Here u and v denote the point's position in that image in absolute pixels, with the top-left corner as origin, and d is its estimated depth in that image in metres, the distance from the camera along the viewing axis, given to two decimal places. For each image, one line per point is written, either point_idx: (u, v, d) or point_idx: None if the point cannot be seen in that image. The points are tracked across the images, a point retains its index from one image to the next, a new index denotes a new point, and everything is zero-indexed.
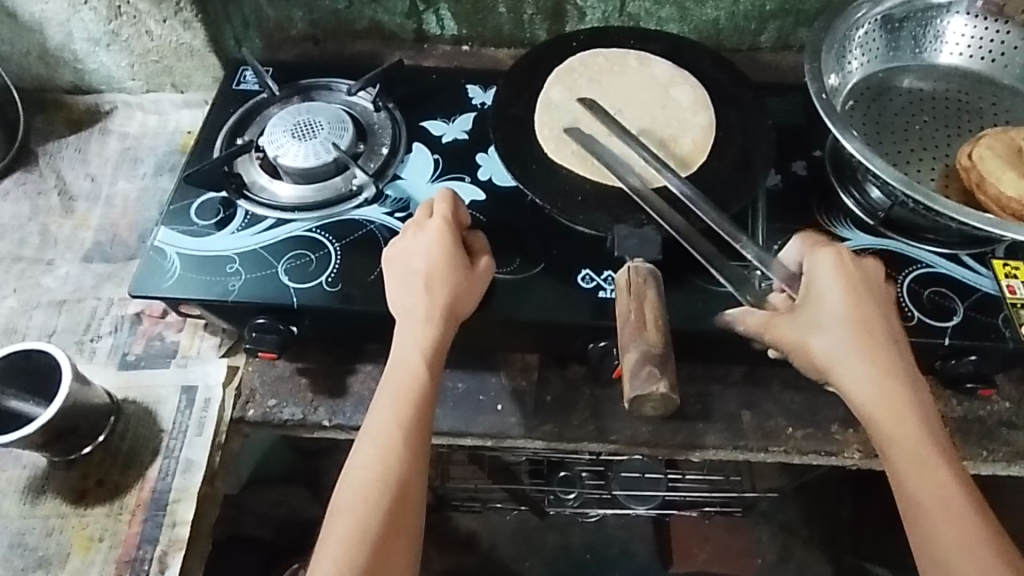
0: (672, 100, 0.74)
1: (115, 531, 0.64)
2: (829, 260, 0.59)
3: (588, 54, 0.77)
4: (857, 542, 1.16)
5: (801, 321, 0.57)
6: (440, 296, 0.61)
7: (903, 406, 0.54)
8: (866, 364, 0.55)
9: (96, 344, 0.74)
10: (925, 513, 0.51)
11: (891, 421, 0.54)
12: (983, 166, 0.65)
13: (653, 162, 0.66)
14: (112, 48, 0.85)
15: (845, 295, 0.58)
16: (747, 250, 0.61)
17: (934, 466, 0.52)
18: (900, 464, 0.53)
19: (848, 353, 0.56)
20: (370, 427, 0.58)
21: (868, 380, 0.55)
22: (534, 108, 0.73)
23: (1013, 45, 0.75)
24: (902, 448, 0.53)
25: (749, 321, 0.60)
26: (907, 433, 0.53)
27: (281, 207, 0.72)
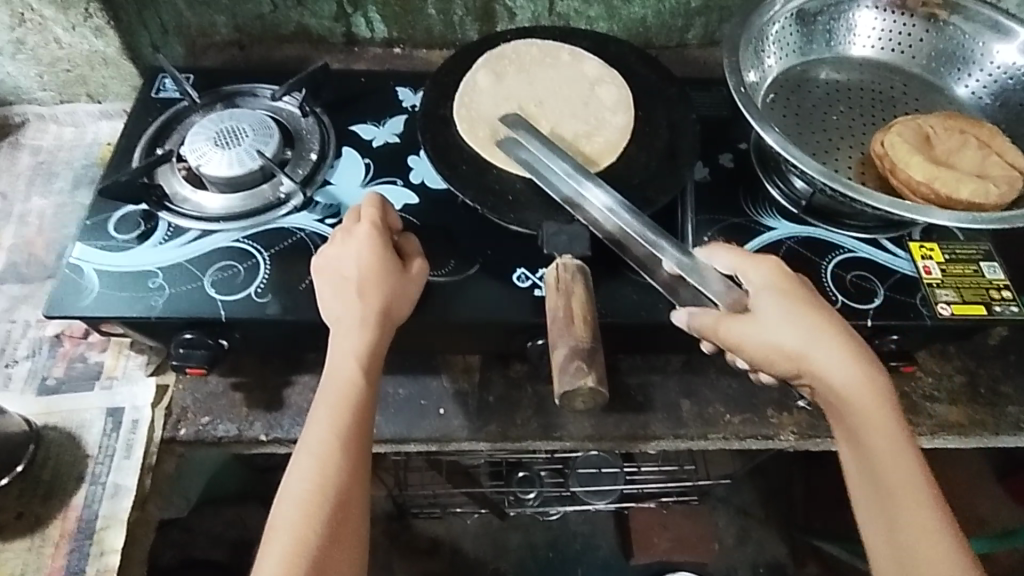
0: (596, 98, 0.75)
1: (38, 565, 0.60)
2: (759, 267, 0.58)
3: (522, 45, 0.78)
4: (810, 521, 1.23)
5: (772, 321, 0.56)
6: (374, 303, 0.60)
7: (883, 398, 0.54)
8: (842, 352, 0.55)
9: (11, 369, 0.70)
10: (895, 506, 0.52)
11: (867, 415, 0.54)
12: (894, 152, 0.67)
13: (576, 175, 0.64)
14: (18, 57, 0.81)
15: (799, 297, 0.57)
16: (669, 257, 0.60)
17: (909, 456, 0.53)
18: (876, 456, 0.53)
19: (825, 348, 0.55)
20: (308, 438, 0.56)
21: (847, 374, 0.54)
22: (458, 90, 0.73)
23: (919, 37, 0.79)
24: (877, 442, 0.53)
25: (715, 324, 0.57)
26: (885, 425, 0.53)
27: (206, 217, 0.70)
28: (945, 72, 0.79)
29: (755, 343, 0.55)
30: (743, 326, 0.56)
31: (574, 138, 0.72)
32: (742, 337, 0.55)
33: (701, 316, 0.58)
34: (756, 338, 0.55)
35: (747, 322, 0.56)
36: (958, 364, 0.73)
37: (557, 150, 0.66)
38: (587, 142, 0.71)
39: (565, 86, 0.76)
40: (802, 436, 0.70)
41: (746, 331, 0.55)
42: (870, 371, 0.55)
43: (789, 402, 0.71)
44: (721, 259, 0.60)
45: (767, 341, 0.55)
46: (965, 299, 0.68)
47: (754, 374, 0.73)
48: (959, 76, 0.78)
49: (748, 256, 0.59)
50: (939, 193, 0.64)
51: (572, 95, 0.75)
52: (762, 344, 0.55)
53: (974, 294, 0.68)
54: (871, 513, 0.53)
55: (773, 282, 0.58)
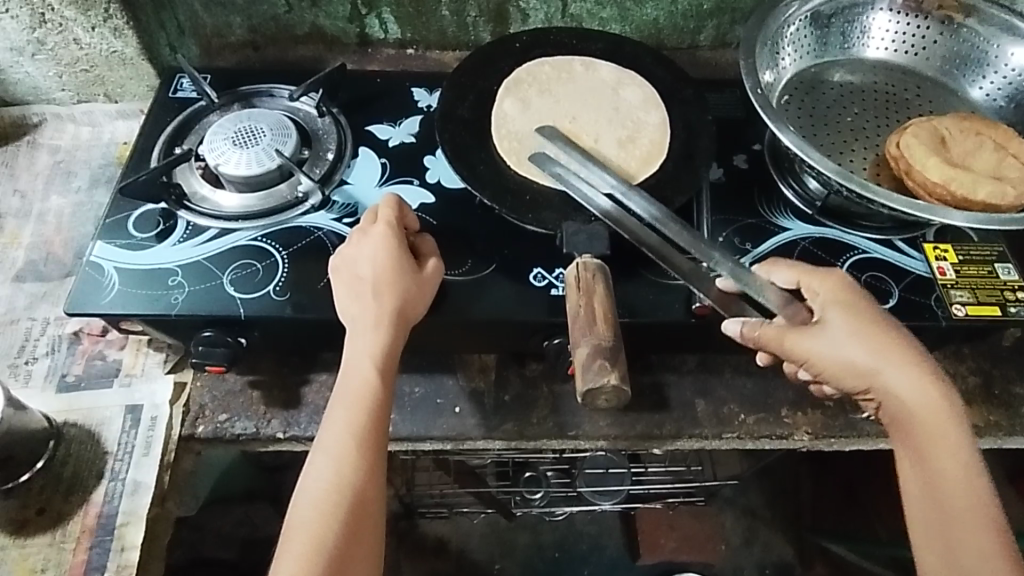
0: (623, 101, 0.75)
1: (60, 561, 0.61)
2: (826, 287, 0.59)
3: (533, 64, 0.77)
4: (818, 521, 1.23)
5: (845, 338, 0.58)
6: (389, 302, 0.60)
7: (947, 415, 0.56)
8: (914, 371, 0.57)
9: (31, 366, 0.70)
10: (956, 522, 0.55)
11: (931, 432, 0.56)
12: (909, 153, 0.68)
13: (612, 182, 0.65)
14: (37, 57, 0.82)
15: (866, 311, 0.58)
16: (722, 270, 0.59)
17: (967, 471, 0.56)
18: (939, 475, 0.56)
19: (894, 365, 0.57)
20: (324, 436, 0.57)
21: (916, 393, 0.56)
22: (491, 123, 0.71)
23: (934, 39, 0.79)
24: (939, 458, 0.56)
25: (780, 335, 0.58)
26: (947, 444, 0.56)
27: (225, 216, 0.70)
28: (959, 74, 0.79)
29: (827, 358, 0.58)
30: (814, 340, 0.58)
31: (619, 145, 0.71)
32: (816, 351, 0.58)
33: (759, 327, 0.58)
34: (825, 352, 0.58)
35: (825, 337, 0.58)
36: (972, 365, 0.73)
37: (590, 159, 0.67)
38: (634, 146, 0.71)
39: (587, 96, 0.75)
40: (816, 436, 0.70)
41: (815, 345, 0.58)
42: (939, 387, 0.57)
43: (804, 401, 0.72)
44: (779, 274, 0.61)
45: (839, 357, 0.58)
46: (980, 300, 0.68)
47: (768, 375, 0.73)
48: (974, 78, 0.78)
49: (810, 270, 0.60)
50: (955, 194, 0.65)
51: (599, 103, 0.75)
52: (835, 358, 0.58)
53: (989, 295, 0.69)
54: (925, 528, 0.56)
55: (842, 300, 0.59)
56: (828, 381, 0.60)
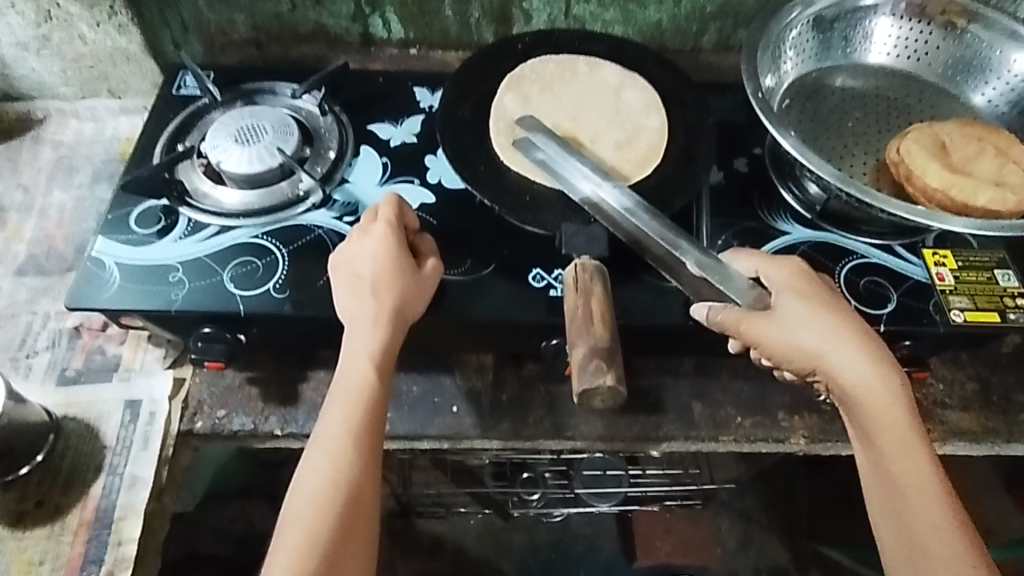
0: (625, 104, 0.75)
1: (57, 554, 0.61)
2: (780, 273, 0.60)
3: (538, 61, 0.78)
4: (813, 525, 1.24)
5: (796, 319, 0.58)
6: (389, 301, 0.61)
7: (893, 397, 0.55)
8: (861, 351, 0.56)
9: (32, 360, 0.71)
10: (910, 501, 0.54)
11: (877, 415, 0.56)
12: (910, 159, 0.68)
13: (593, 176, 0.66)
14: (42, 53, 0.82)
15: (816, 296, 0.59)
16: (692, 259, 0.62)
17: (918, 453, 0.55)
18: (890, 456, 0.55)
19: (838, 347, 0.57)
20: (321, 433, 0.57)
21: (861, 373, 0.56)
22: (490, 116, 0.72)
23: (936, 45, 0.79)
24: (888, 441, 0.55)
25: (734, 319, 0.58)
26: (897, 423, 0.55)
27: (226, 213, 0.71)
28: (961, 80, 0.79)
29: (777, 341, 0.57)
30: (769, 323, 0.58)
31: (618, 149, 0.72)
32: (769, 334, 0.57)
33: (722, 312, 0.58)
34: (776, 334, 0.57)
35: (778, 320, 0.58)
36: (970, 372, 0.73)
37: (571, 151, 0.69)
38: (631, 149, 0.71)
39: (589, 97, 0.76)
40: (812, 440, 0.70)
41: (767, 329, 0.57)
42: (885, 369, 0.56)
43: (801, 405, 0.72)
44: (741, 262, 0.63)
45: (791, 339, 0.57)
46: (979, 307, 0.68)
47: (765, 378, 0.73)
48: (976, 84, 0.78)
49: (768, 258, 0.62)
50: (955, 200, 0.65)
51: (601, 105, 0.75)
52: (787, 340, 0.57)
53: (988, 302, 0.69)
54: (885, 514, 0.56)
55: (792, 286, 0.59)
56: (781, 366, 0.59)
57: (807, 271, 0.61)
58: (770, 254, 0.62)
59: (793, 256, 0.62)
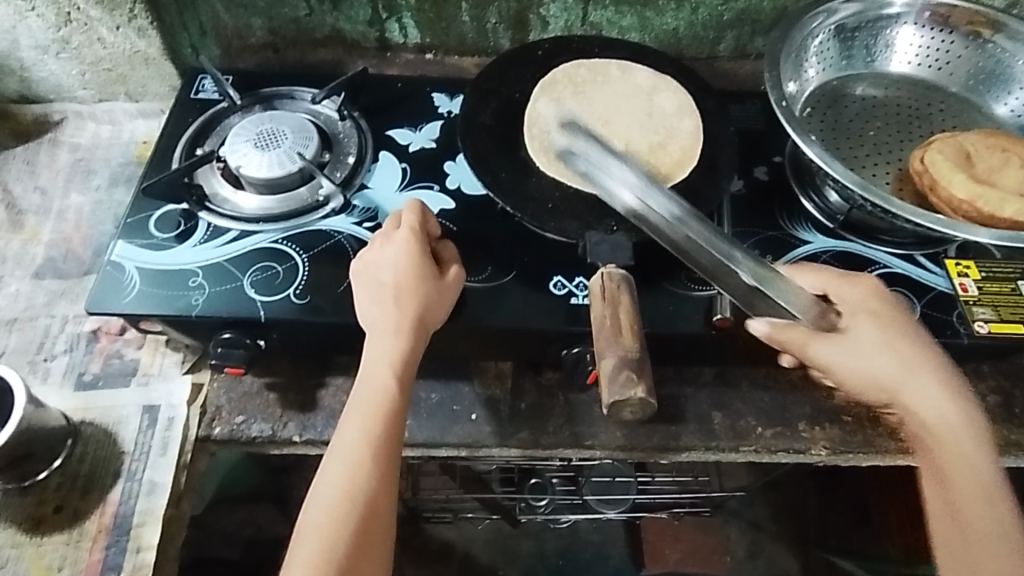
0: (658, 106, 0.75)
1: (75, 559, 0.61)
2: (855, 295, 0.61)
3: (568, 65, 0.77)
4: (823, 535, 1.23)
5: (869, 345, 0.59)
6: (409, 310, 0.60)
7: (970, 428, 0.59)
8: (936, 381, 0.59)
9: (50, 364, 0.71)
10: (973, 526, 0.57)
11: (952, 447, 0.59)
12: (935, 168, 0.67)
13: (642, 185, 0.63)
14: (61, 56, 0.82)
15: (891, 321, 0.60)
16: (744, 270, 0.60)
17: (989, 483, 0.58)
18: (957, 481, 0.58)
19: (919, 377, 0.59)
20: (339, 444, 0.57)
21: (940, 404, 0.59)
22: (524, 122, 0.72)
23: (958, 55, 0.79)
24: (966, 469, 0.58)
25: (803, 339, 0.58)
26: (967, 453, 0.58)
27: (245, 218, 0.70)
28: (983, 90, 0.79)
29: (848, 365, 0.58)
30: (836, 349, 0.58)
31: (652, 151, 0.71)
32: (838, 358, 0.58)
33: (785, 329, 0.58)
34: (848, 358, 0.59)
35: (847, 345, 0.59)
36: (992, 384, 0.73)
37: (615, 158, 0.66)
38: (665, 152, 0.71)
39: (621, 99, 0.75)
40: (833, 451, 0.70)
41: (838, 354, 0.58)
42: (956, 398, 0.59)
43: (821, 416, 0.71)
44: (807, 280, 0.63)
45: (864, 364, 0.59)
46: (1003, 318, 0.68)
47: (785, 388, 0.73)
48: (998, 94, 0.78)
49: (839, 278, 0.62)
50: (982, 211, 0.65)
51: (634, 108, 0.75)
52: (858, 365, 0.59)
53: (1011, 314, 0.68)
54: (949, 537, 0.58)
55: (867, 311, 0.61)
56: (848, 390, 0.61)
57: (881, 294, 0.62)
58: (842, 273, 0.63)
59: (864, 276, 0.63)
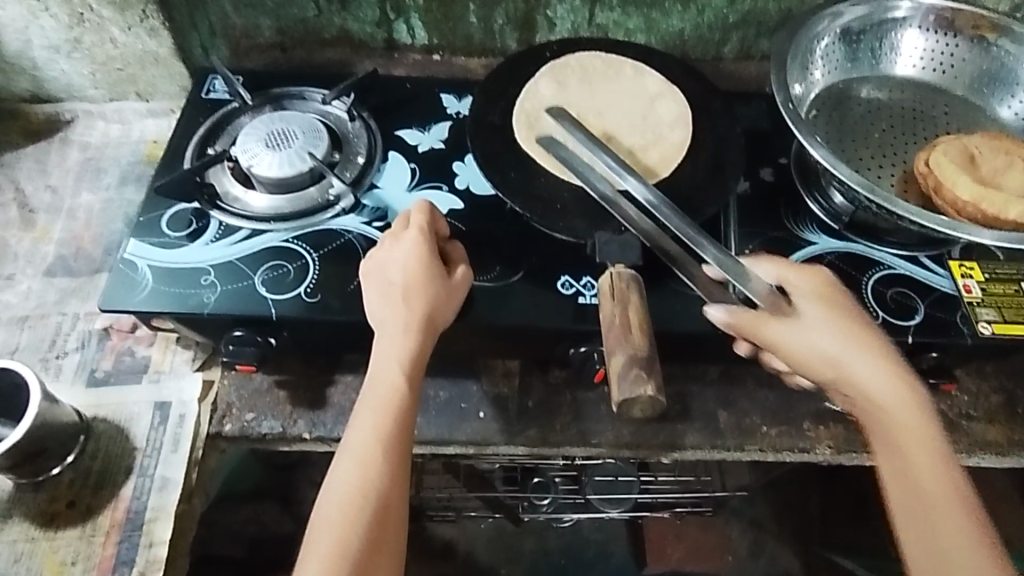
0: (655, 113, 0.76)
1: (89, 554, 0.62)
2: (801, 280, 0.62)
3: (586, 55, 0.80)
4: (826, 535, 1.23)
5: (814, 325, 0.59)
6: (419, 308, 0.61)
7: (916, 404, 0.57)
8: (882, 363, 0.58)
9: (62, 361, 0.71)
10: (933, 507, 0.54)
11: (895, 423, 0.57)
12: (939, 170, 0.68)
13: (619, 172, 0.66)
14: (72, 56, 0.83)
15: (838, 305, 0.60)
16: (710, 258, 0.60)
17: (940, 458, 0.56)
18: (910, 459, 0.56)
19: (863, 357, 0.58)
20: (351, 441, 0.57)
21: (884, 384, 0.58)
22: (520, 95, 0.75)
23: (963, 58, 0.79)
24: (914, 444, 0.56)
25: (752, 319, 0.58)
26: (919, 431, 0.56)
27: (256, 217, 0.71)
28: (988, 93, 0.79)
29: (795, 343, 0.58)
30: (784, 328, 0.58)
31: (631, 154, 0.73)
32: (783, 336, 0.58)
33: (739, 312, 0.58)
34: (793, 337, 0.58)
35: (796, 326, 0.58)
36: (996, 384, 0.74)
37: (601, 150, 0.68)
38: (641, 158, 0.72)
39: (623, 98, 0.77)
40: (838, 450, 0.71)
41: (787, 333, 0.58)
42: (899, 375, 0.58)
43: (826, 415, 0.72)
44: (765, 268, 0.63)
45: (812, 343, 0.58)
46: (1007, 319, 0.68)
47: (790, 387, 0.73)
48: (1003, 96, 0.79)
49: (792, 266, 0.63)
50: (986, 213, 0.65)
51: (630, 111, 0.76)
52: (806, 344, 0.58)
53: (1015, 315, 0.69)
54: (908, 517, 0.55)
55: (812, 296, 0.61)
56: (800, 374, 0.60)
57: (829, 283, 0.62)
58: (794, 264, 0.64)
59: (817, 268, 0.64)
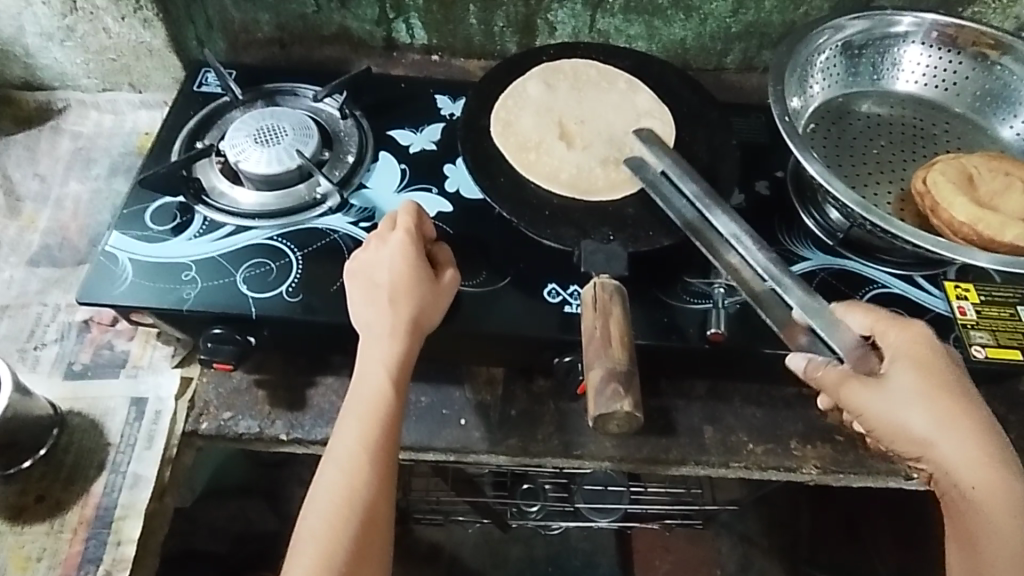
0: (638, 129, 0.74)
1: (55, 550, 0.61)
2: (906, 344, 0.57)
3: (581, 63, 0.79)
4: (814, 554, 1.19)
5: (908, 396, 0.55)
6: (404, 312, 0.60)
7: (1007, 503, 0.53)
8: (973, 448, 0.54)
9: (40, 352, 0.70)
10: None
11: (988, 520, 0.53)
12: (936, 190, 0.67)
13: (704, 201, 0.62)
14: (66, 44, 0.82)
15: (937, 377, 0.56)
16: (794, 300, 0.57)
17: (1020, 562, 0.51)
18: (986, 555, 0.52)
19: (953, 439, 0.54)
20: (335, 447, 0.56)
21: (972, 470, 0.54)
22: (504, 93, 0.75)
23: (966, 75, 0.78)
24: (991, 543, 0.52)
25: (837, 380, 0.56)
26: (1000, 528, 0.52)
27: (242, 213, 0.70)
28: (990, 111, 0.78)
29: (883, 413, 0.55)
30: (868, 390, 0.55)
31: (603, 164, 0.70)
32: (869, 401, 0.55)
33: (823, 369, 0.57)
34: (877, 404, 0.55)
35: (881, 391, 0.55)
36: (989, 409, 0.72)
37: (687, 172, 0.65)
38: (614, 170, 0.70)
39: (610, 109, 0.75)
40: (824, 471, 0.69)
41: (871, 397, 0.55)
42: (1000, 467, 0.54)
43: (813, 435, 0.71)
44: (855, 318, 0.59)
45: (895, 415, 0.55)
46: (1001, 344, 0.67)
47: (779, 405, 0.72)
48: (1005, 116, 0.77)
49: (892, 321, 0.59)
50: (982, 234, 0.64)
51: (615, 124, 0.74)
52: (892, 415, 0.55)
53: (1009, 339, 0.67)
54: None
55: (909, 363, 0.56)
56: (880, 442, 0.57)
57: (933, 350, 0.57)
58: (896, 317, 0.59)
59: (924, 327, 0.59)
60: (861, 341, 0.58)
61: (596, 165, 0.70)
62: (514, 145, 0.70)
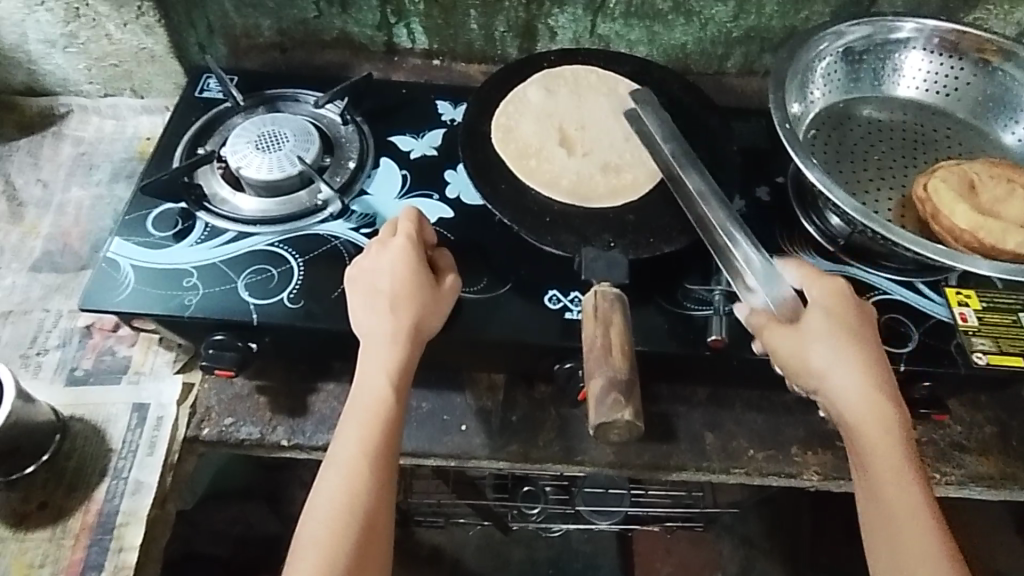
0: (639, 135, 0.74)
1: (58, 556, 0.61)
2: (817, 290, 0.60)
3: (582, 69, 0.79)
4: (815, 556, 1.19)
5: (812, 333, 0.57)
6: (405, 318, 0.60)
7: (889, 425, 0.55)
8: (861, 375, 0.56)
9: (42, 358, 0.70)
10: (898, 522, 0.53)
11: (874, 441, 0.55)
12: (936, 197, 0.67)
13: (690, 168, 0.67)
14: (68, 50, 0.82)
15: (839, 316, 0.58)
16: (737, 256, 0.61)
17: (903, 478, 0.54)
18: (874, 474, 0.55)
19: (845, 370, 0.56)
20: (337, 454, 0.56)
21: (859, 397, 0.56)
22: (505, 99, 0.75)
23: (967, 81, 0.78)
24: (883, 473, 0.55)
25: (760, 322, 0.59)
26: (886, 449, 0.55)
27: (243, 219, 0.70)
28: (991, 117, 0.78)
29: (788, 346, 0.57)
30: (777, 326, 0.58)
31: (604, 170, 0.70)
32: (775, 336, 0.58)
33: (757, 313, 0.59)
34: (781, 338, 0.57)
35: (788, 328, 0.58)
36: (990, 415, 0.72)
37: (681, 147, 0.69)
38: (615, 176, 0.70)
39: (611, 115, 0.75)
40: (825, 477, 0.69)
41: (777, 333, 0.58)
42: (886, 396, 0.56)
43: (814, 441, 0.71)
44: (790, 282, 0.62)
45: (797, 348, 0.57)
46: (1003, 350, 0.66)
47: (779, 411, 0.72)
48: (1007, 121, 0.77)
49: (814, 274, 0.62)
50: (984, 242, 0.64)
51: (615, 130, 0.75)
52: (797, 348, 0.57)
53: (1012, 345, 0.66)
54: (874, 534, 0.55)
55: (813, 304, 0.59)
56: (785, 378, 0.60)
57: (838, 293, 0.60)
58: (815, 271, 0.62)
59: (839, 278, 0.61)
60: (793, 294, 0.60)
61: (596, 171, 0.70)
62: (514, 151, 0.70)
